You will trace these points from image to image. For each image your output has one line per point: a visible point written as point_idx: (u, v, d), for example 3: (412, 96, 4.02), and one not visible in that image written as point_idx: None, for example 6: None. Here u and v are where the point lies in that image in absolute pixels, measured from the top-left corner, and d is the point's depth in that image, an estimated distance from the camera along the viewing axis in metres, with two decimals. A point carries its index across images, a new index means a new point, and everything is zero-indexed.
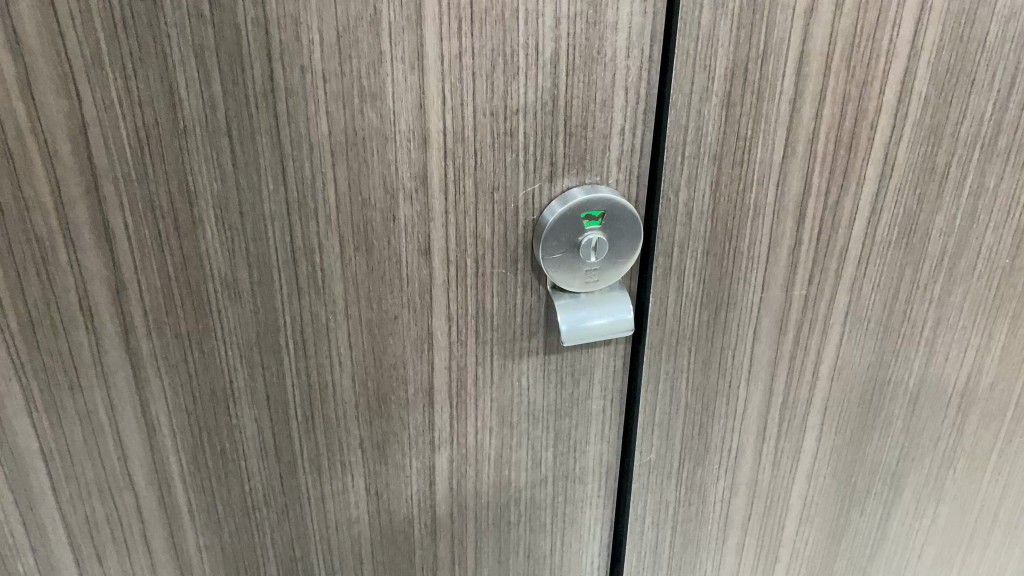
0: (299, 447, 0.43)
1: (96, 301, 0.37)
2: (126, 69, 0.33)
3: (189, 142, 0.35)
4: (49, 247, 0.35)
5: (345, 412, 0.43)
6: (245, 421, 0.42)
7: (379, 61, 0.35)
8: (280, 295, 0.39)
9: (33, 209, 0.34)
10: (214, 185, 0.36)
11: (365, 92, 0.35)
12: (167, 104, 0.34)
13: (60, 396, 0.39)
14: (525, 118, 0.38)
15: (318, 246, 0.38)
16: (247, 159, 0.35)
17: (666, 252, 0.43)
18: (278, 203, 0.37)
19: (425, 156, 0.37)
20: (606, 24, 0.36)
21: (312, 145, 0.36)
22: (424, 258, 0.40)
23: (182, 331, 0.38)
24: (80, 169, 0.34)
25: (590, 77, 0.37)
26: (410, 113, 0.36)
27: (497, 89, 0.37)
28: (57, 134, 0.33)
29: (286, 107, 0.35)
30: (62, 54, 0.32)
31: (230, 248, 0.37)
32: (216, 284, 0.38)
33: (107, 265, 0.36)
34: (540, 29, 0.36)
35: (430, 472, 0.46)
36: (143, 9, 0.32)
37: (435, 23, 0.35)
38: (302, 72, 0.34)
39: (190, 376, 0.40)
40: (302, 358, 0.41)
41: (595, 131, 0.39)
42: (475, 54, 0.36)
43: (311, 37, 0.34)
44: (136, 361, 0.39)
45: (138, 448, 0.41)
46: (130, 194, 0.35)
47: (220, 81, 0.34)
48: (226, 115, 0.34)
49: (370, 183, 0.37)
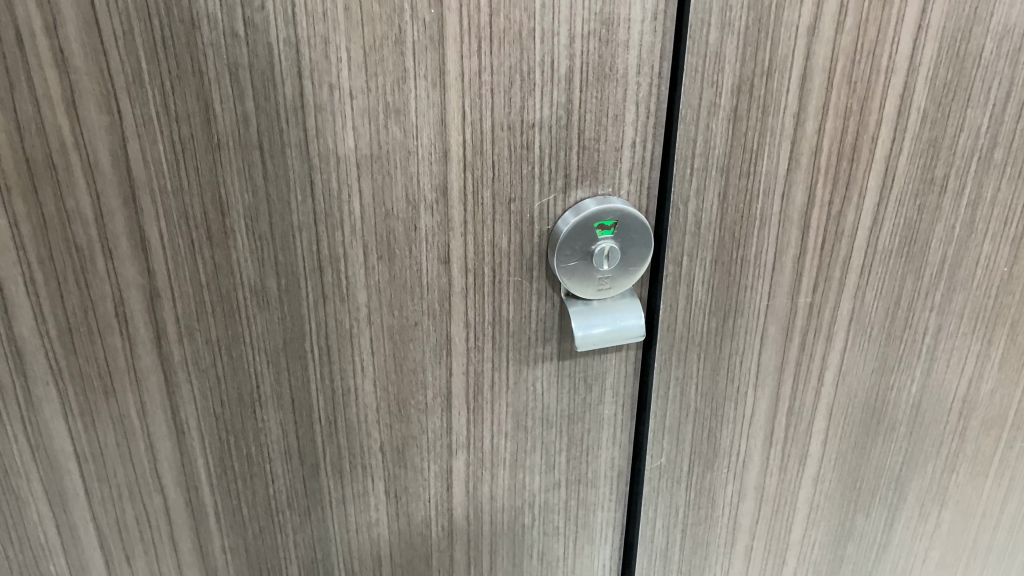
0: (321, 450, 0.45)
1: (131, 307, 0.38)
2: (164, 87, 0.34)
3: (223, 156, 0.36)
4: (88, 255, 0.37)
5: (367, 417, 0.44)
6: (270, 424, 0.43)
7: (404, 79, 0.37)
8: (306, 302, 0.41)
9: (74, 220, 0.36)
10: (246, 197, 0.37)
11: (390, 108, 0.37)
12: (203, 120, 0.35)
13: (94, 400, 0.40)
14: (541, 132, 0.39)
15: (343, 255, 0.40)
16: (277, 171, 0.37)
17: (676, 260, 0.44)
18: (305, 214, 0.38)
19: (446, 168, 0.39)
20: (618, 42, 0.38)
21: (339, 158, 0.38)
22: (444, 266, 0.41)
23: (212, 337, 0.40)
24: (119, 182, 0.36)
25: (603, 93, 0.39)
26: (432, 128, 0.38)
27: (514, 105, 0.38)
28: (99, 148, 0.35)
29: (315, 122, 0.37)
30: (105, 72, 0.34)
31: (260, 257, 0.39)
32: (246, 292, 0.39)
33: (142, 273, 0.38)
34: (556, 48, 0.38)
35: (447, 475, 0.48)
36: (182, 29, 0.34)
37: (457, 42, 0.36)
38: (330, 89, 0.36)
39: (218, 381, 0.41)
40: (326, 364, 0.42)
41: (608, 144, 0.41)
42: (494, 71, 0.37)
43: (339, 56, 0.35)
44: (167, 366, 0.40)
45: (168, 451, 0.43)
46: (166, 205, 0.37)
47: (253, 97, 0.35)
48: (258, 130, 0.36)
49: (393, 195, 0.39)
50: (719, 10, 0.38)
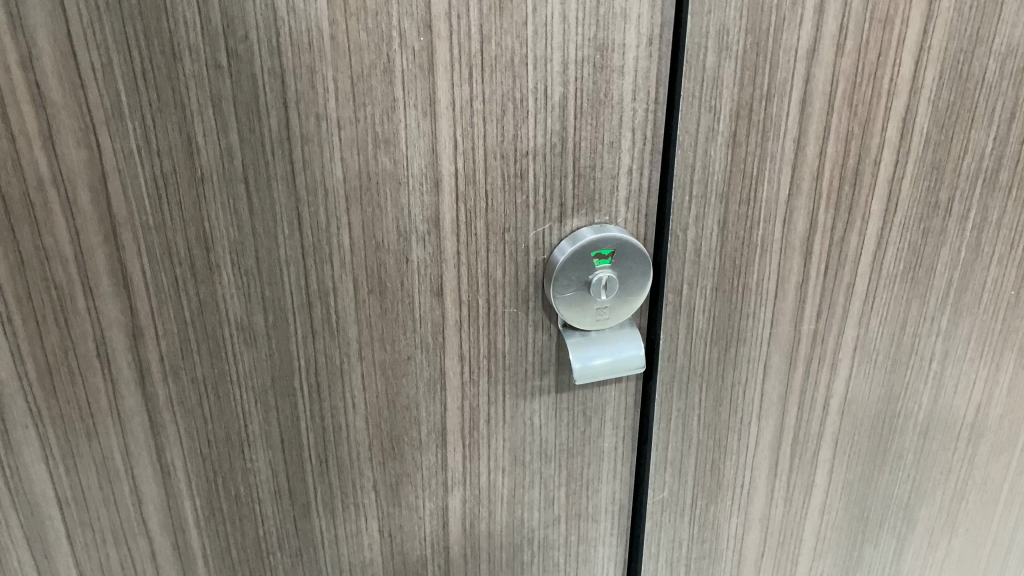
0: (312, 490, 0.43)
1: (113, 347, 0.37)
2: (145, 119, 0.33)
3: (207, 190, 0.35)
4: (68, 294, 0.36)
5: (359, 454, 0.43)
6: (259, 464, 0.42)
7: (393, 108, 0.36)
8: (295, 338, 0.39)
9: (53, 258, 0.35)
10: (231, 231, 0.36)
11: (379, 138, 0.36)
12: (186, 153, 0.34)
13: (76, 443, 0.39)
14: (536, 161, 0.38)
15: (333, 289, 0.39)
16: (263, 206, 0.36)
17: (676, 289, 0.43)
18: (293, 248, 0.37)
19: (437, 199, 0.38)
20: (613, 68, 0.37)
21: (327, 190, 0.36)
22: (437, 299, 0.40)
23: (198, 375, 0.39)
24: (98, 218, 0.35)
25: (598, 119, 0.38)
26: (422, 157, 0.37)
27: (508, 133, 0.37)
28: (78, 184, 0.34)
29: (302, 153, 0.35)
30: (84, 106, 0.33)
31: (246, 292, 0.38)
32: (232, 329, 0.38)
33: (125, 311, 0.37)
34: (549, 74, 0.37)
35: (443, 512, 0.46)
36: (162, 61, 0.33)
37: (447, 71, 0.35)
38: (317, 119, 0.35)
39: (205, 421, 0.40)
40: (316, 401, 0.41)
41: (604, 171, 0.40)
42: (486, 100, 0.36)
43: (326, 86, 0.34)
44: (152, 407, 0.39)
45: (154, 493, 0.41)
46: (148, 241, 0.35)
47: (237, 129, 0.34)
48: (243, 163, 0.35)
49: (384, 227, 0.38)
50: (716, 34, 0.37)
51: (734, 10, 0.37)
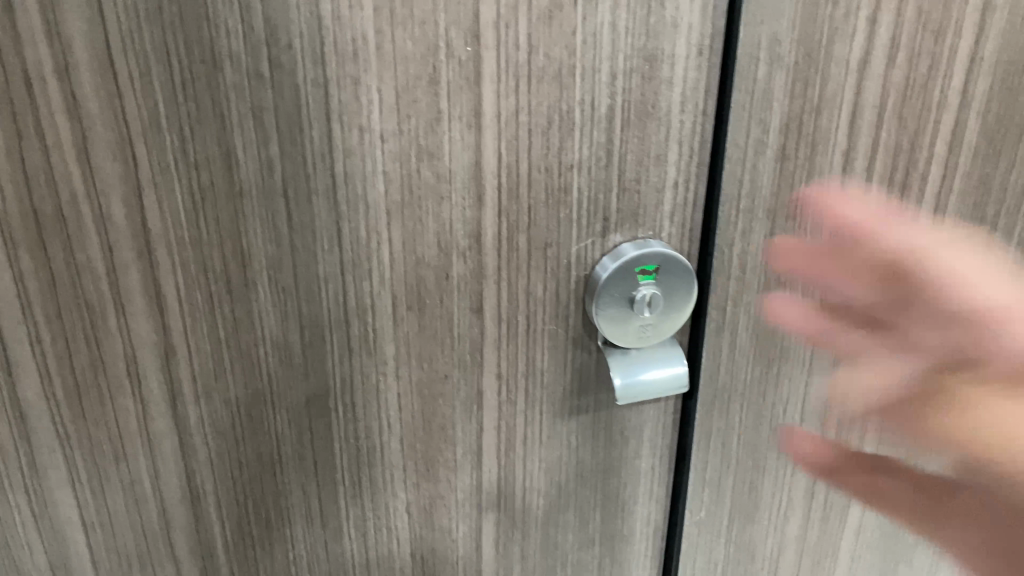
0: (345, 512, 0.42)
1: (144, 366, 0.36)
2: (183, 131, 0.32)
3: (245, 205, 0.34)
4: (99, 312, 0.34)
5: (393, 476, 0.42)
6: (291, 487, 0.40)
7: (437, 120, 0.35)
8: (331, 356, 0.38)
9: (84, 275, 0.33)
10: (269, 248, 0.35)
11: (422, 152, 0.35)
12: (225, 166, 0.33)
13: (104, 467, 0.37)
14: (580, 174, 0.38)
15: (371, 306, 0.38)
16: (303, 221, 0.35)
17: (720, 305, 0.42)
18: (332, 264, 0.36)
19: (479, 214, 0.37)
20: (662, 78, 0.37)
21: (369, 205, 0.35)
22: (476, 316, 0.39)
23: (231, 396, 0.37)
24: (133, 234, 0.33)
25: (645, 132, 0.37)
26: (465, 171, 0.36)
27: (552, 146, 0.37)
28: (112, 198, 0.32)
29: (343, 167, 0.34)
30: (120, 117, 0.31)
31: (283, 309, 0.36)
32: (267, 347, 0.37)
33: (157, 329, 0.35)
34: (596, 85, 0.36)
35: (476, 535, 0.45)
36: (203, 71, 0.31)
37: (493, 81, 0.35)
38: (360, 132, 0.34)
39: (237, 443, 0.38)
40: (351, 422, 0.40)
41: (649, 185, 0.39)
42: (532, 111, 0.36)
43: (370, 97, 0.33)
44: (183, 428, 0.37)
45: (182, 517, 0.39)
46: (183, 257, 0.34)
47: (278, 141, 0.33)
48: (283, 177, 0.34)
49: (424, 242, 0.37)
50: (768, 44, 0.36)
51: (787, 21, 0.36)
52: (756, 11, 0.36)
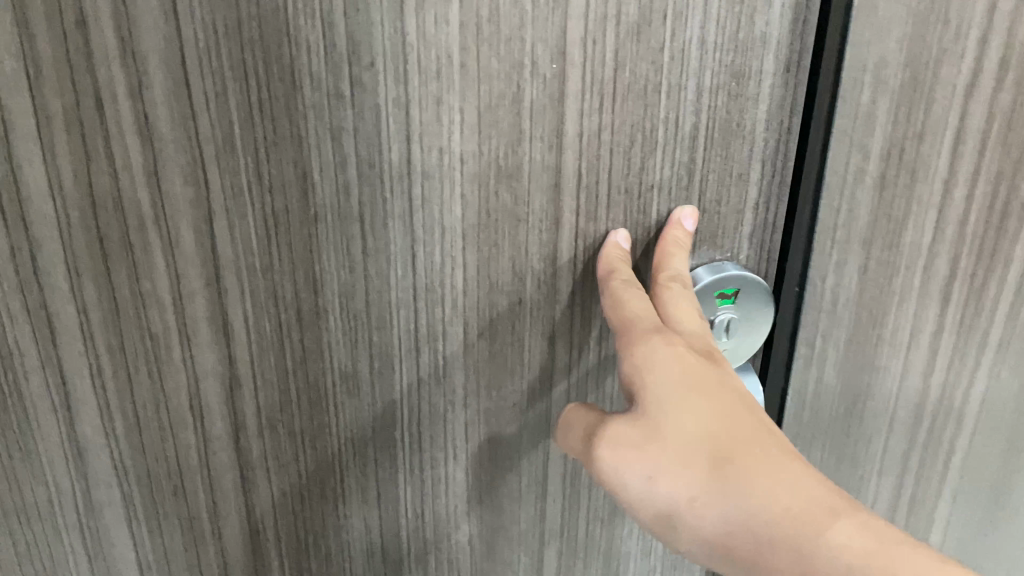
0: (406, 546, 0.40)
1: (208, 399, 0.34)
2: (258, 153, 0.30)
3: (318, 230, 0.32)
4: (164, 343, 0.32)
5: (456, 507, 0.40)
6: (353, 520, 0.39)
7: (518, 140, 0.33)
8: (399, 385, 0.36)
9: (150, 305, 0.32)
10: (341, 274, 0.33)
11: (501, 173, 0.34)
12: (300, 190, 0.31)
13: (162, 504, 0.35)
14: (660, 195, 0.36)
15: (442, 333, 0.36)
16: (377, 245, 0.33)
17: (809, 341, 0.41)
18: (405, 290, 0.34)
19: (556, 237, 0.36)
20: (748, 96, 0.35)
21: (445, 229, 0.34)
22: (548, 342, 0.38)
23: (296, 428, 0.36)
24: (202, 261, 0.31)
25: (727, 150, 0.36)
26: (545, 193, 0.34)
27: (633, 166, 0.35)
28: (182, 224, 0.31)
29: (421, 190, 0.33)
30: (194, 139, 0.29)
31: (353, 337, 0.35)
32: (334, 377, 0.35)
33: (223, 360, 0.33)
34: (681, 103, 0.34)
35: (538, 566, 0.43)
36: (281, 90, 0.30)
37: (577, 99, 0.33)
38: (440, 153, 0.32)
39: (300, 476, 0.37)
40: (416, 452, 0.38)
41: (729, 205, 0.37)
42: (615, 130, 0.34)
43: (451, 117, 0.32)
44: (245, 462, 0.36)
45: (240, 554, 0.38)
46: (253, 285, 0.32)
47: (355, 163, 0.32)
48: (359, 200, 0.32)
49: (500, 266, 0.35)
50: (876, 66, 0.35)
51: (896, 42, 0.35)
52: (863, 31, 0.34)
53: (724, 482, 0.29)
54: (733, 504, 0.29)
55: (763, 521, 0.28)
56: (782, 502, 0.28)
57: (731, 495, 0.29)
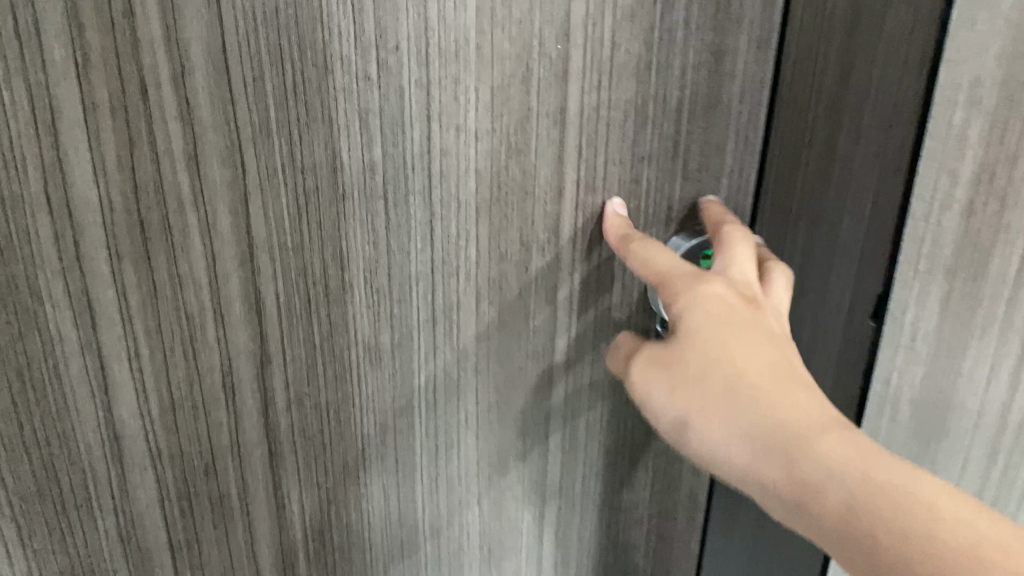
0: (421, 510, 0.42)
1: (240, 377, 0.35)
2: (291, 134, 0.32)
3: (346, 208, 0.34)
4: (199, 324, 0.33)
5: (468, 470, 0.42)
6: (372, 489, 0.40)
7: (527, 117, 0.36)
8: (417, 355, 0.38)
9: (187, 286, 0.32)
10: (366, 249, 0.35)
11: (512, 148, 0.36)
12: (329, 169, 0.33)
13: (194, 483, 0.36)
14: (650, 165, 0.39)
15: (457, 303, 0.38)
16: (399, 221, 0.35)
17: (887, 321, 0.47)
18: (424, 263, 0.36)
19: (559, 207, 0.38)
20: (726, 72, 0.38)
21: (461, 204, 0.36)
22: (552, 308, 0.40)
23: (321, 401, 0.37)
24: (237, 241, 0.33)
25: (707, 122, 0.39)
26: (550, 167, 0.37)
27: (627, 139, 0.38)
28: (219, 206, 0.32)
29: (440, 167, 0.35)
30: (231, 122, 0.31)
31: (375, 311, 0.36)
32: (358, 349, 0.37)
33: (255, 338, 0.35)
34: (668, 79, 0.38)
35: (540, 523, 0.46)
36: (314, 74, 0.31)
37: (579, 77, 0.36)
38: (457, 131, 0.35)
39: (324, 448, 0.38)
40: (432, 419, 0.40)
41: (708, 173, 0.41)
42: (611, 106, 0.37)
43: (468, 96, 0.34)
44: (273, 438, 0.37)
45: (267, 528, 0.39)
46: (285, 263, 0.34)
47: (381, 142, 0.33)
48: (384, 178, 0.34)
49: (509, 237, 0.38)
50: (968, 84, 0.41)
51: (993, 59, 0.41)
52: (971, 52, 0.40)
53: (733, 400, 0.31)
54: (737, 422, 0.31)
55: (762, 430, 0.30)
56: (793, 429, 0.30)
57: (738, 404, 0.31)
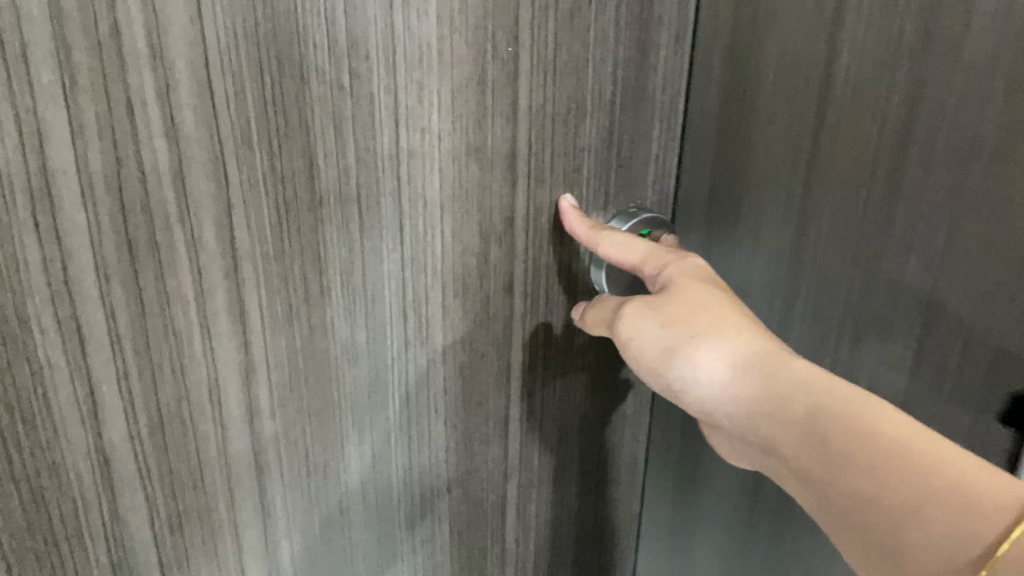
0: (397, 502, 0.43)
1: (226, 388, 0.35)
2: (271, 145, 0.33)
3: (323, 213, 0.35)
4: (186, 339, 0.33)
5: (438, 457, 0.44)
6: (352, 487, 0.41)
7: (483, 117, 0.38)
8: (391, 350, 0.40)
9: (174, 302, 0.32)
10: (342, 252, 0.36)
11: (471, 147, 0.38)
12: (306, 177, 0.34)
13: (183, 500, 0.36)
14: (588, 155, 0.43)
15: (425, 297, 0.40)
16: (372, 223, 0.36)
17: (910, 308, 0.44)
18: (395, 262, 0.38)
19: (513, 200, 0.41)
20: (649, 66, 0.43)
21: (426, 202, 0.38)
22: (508, 295, 0.43)
23: (303, 404, 0.38)
24: (221, 253, 0.33)
25: (635, 113, 0.44)
26: (504, 162, 0.39)
27: (569, 133, 0.41)
28: (203, 219, 0.32)
29: (408, 168, 0.36)
30: (215, 136, 0.31)
31: (351, 311, 0.38)
32: (337, 350, 0.38)
33: (240, 348, 0.35)
34: (601, 75, 0.41)
35: (502, 499, 0.49)
36: (292, 86, 0.32)
37: (527, 77, 0.38)
38: (422, 133, 0.36)
39: (306, 450, 0.39)
40: (405, 411, 0.42)
41: (637, 159, 0.46)
42: (555, 102, 0.40)
43: (431, 100, 0.36)
44: (258, 446, 0.37)
45: (255, 539, 0.39)
46: (267, 271, 0.34)
47: (354, 148, 0.35)
48: (357, 182, 0.35)
49: (470, 231, 0.40)
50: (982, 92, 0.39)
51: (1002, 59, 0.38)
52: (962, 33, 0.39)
53: (717, 336, 0.38)
54: (724, 353, 0.38)
55: (747, 365, 0.37)
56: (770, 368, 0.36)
57: (722, 345, 0.38)
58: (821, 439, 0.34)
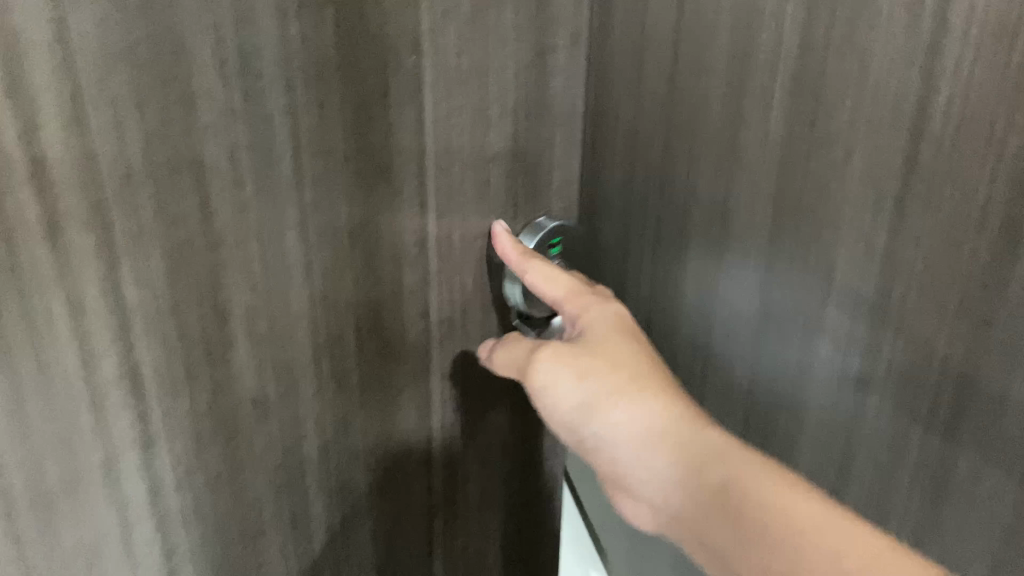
0: (319, 555, 0.40)
1: (123, 470, 0.30)
2: (158, 185, 0.28)
3: (223, 256, 0.31)
4: (72, 421, 0.28)
5: (360, 502, 0.41)
6: (271, 549, 0.37)
7: (387, 133, 0.35)
8: (305, 397, 0.36)
9: (56, 380, 0.27)
10: (246, 296, 0.32)
11: (376, 167, 0.35)
12: (201, 217, 0.29)
13: None
14: (495, 166, 0.40)
15: (338, 333, 0.36)
16: (277, 260, 0.32)
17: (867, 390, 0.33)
18: (304, 299, 0.34)
19: (422, 220, 0.38)
20: (552, 68, 0.41)
21: (334, 231, 0.34)
22: (423, 321, 0.40)
23: (213, 472, 0.33)
24: (109, 315, 0.28)
25: (539, 119, 0.42)
26: (411, 180, 0.37)
27: (475, 144, 0.39)
28: (83, 278, 0.27)
29: (312, 197, 0.33)
30: (93, 179, 0.26)
31: (260, 361, 0.33)
32: (247, 406, 0.34)
33: (136, 422, 0.30)
34: (504, 81, 0.39)
35: (427, 534, 0.46)
36: (179, 114, 0.27)
37: (430, 88, 0.36)
38: (325, 156, 0.33)
39: (218, 522, 0.34)
40: (323, 459, 0.38)
41: (544, 165, 0.43)
42: (459, 112, 0.37)
43: (332, 119, 0.32)
44: (165, 527, 0.32)
45: None
46: (163, 330, 0.30)
47: (252, 179, 0.31)
48: (258, 216, 0.31)
49: (380, 258, 0.37)
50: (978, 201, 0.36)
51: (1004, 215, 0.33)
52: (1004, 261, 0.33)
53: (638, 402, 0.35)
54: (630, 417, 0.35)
55: (669, 434, 0.34)
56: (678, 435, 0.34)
57: (647, 408, 0.35)
58: (748, 511, 0.32)
